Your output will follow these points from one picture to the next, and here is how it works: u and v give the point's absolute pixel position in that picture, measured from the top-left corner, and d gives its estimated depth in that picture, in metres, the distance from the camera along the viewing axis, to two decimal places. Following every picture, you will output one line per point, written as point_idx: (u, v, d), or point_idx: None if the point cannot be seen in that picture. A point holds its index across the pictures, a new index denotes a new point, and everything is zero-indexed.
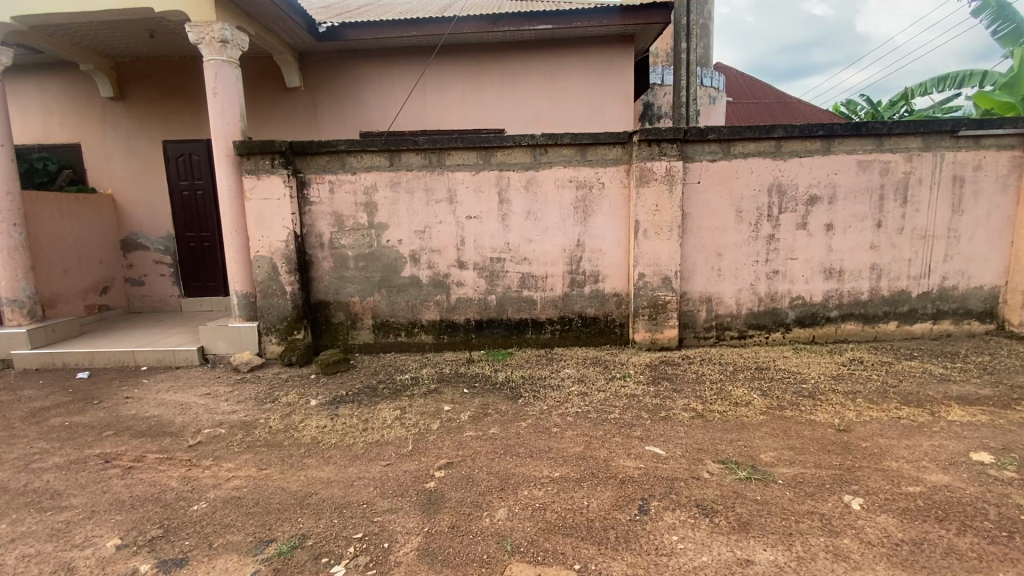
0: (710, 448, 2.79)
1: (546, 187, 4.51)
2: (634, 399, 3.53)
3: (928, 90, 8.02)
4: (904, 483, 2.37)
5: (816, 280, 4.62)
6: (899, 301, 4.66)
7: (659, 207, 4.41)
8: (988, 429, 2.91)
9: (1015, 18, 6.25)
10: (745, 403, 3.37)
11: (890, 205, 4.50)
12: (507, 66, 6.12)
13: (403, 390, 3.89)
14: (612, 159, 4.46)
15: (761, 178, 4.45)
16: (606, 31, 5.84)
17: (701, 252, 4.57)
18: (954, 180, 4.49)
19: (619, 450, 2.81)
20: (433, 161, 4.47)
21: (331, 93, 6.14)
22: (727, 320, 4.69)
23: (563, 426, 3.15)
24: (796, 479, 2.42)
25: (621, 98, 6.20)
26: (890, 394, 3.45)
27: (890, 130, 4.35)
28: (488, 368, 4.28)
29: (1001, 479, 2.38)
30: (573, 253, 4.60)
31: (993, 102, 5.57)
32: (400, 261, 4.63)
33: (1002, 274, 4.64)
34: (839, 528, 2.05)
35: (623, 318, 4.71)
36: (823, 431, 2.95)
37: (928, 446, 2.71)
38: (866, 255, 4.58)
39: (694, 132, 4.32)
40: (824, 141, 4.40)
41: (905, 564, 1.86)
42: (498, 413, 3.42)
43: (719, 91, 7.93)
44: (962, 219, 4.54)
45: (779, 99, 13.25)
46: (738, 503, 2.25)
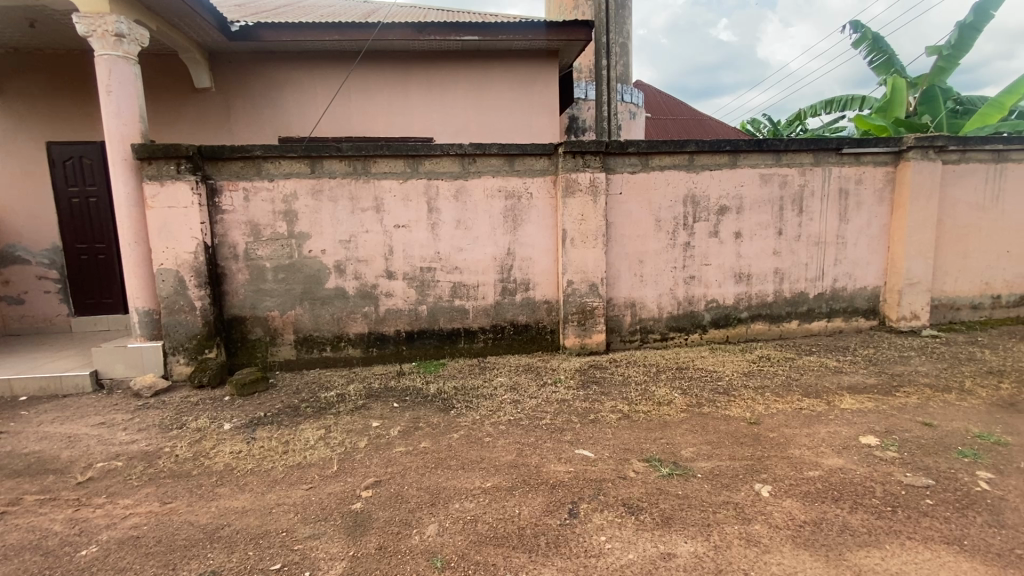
0: (636, 447, 2.89)
1: (475, 196, 4.51)
2: (565, 404, 3.60)
3: (819, 111, 8.93)
4: (806, 469, 2.58)
5: (727, 284, 4.96)
6: (799, 302, 5.12)
7: (585, 217, 4.56)
8: (873, 414, 3.25)
9: (887, 51, 7.13)
10: (668, 403, 3.54)
11: (789, 214, 4.94)
12: (434, 75, 6.09)
13: (328, 408, 3.70)
14: (539, 170, 4.55)
15: (677, 190, 4.73)
16: (532, 44, 5.98)
17: (625, 260, 4.77)
18: (840, 192, 5.01)
19: (550, 455, 2.84)
20: (358, 169, 4.33)
21: (247, 96, 5.81)
22: (651, 323, 4.92)
23: (496, 435, 3.14)
24: (713, 472, 2.56)
25: (547, 111, 6.38)
26: (794, 387, 3.77)
27: (786, 147, 4.79)
28: (420, 380, 4.18)
29: (886, 459, 2.66)
30: (503, 261, 4.63)
31: (870, 124, 6.31)
32: (324, 272, 4.43)
33: (882, 275, 5.22)
34: (752, 515, 2.19)
35: (553, 325, 4.79)
36: (737, 425, 3.15)
37: (826, 433, 2.98)
38: (770, 260, 4.99)
39: (615, 145, 4.52)
40: (731, 155, 4.76)
41: (807, 543, 2.00)
42: (429, 426, 3.35)
43: (638, 107, 8.34)
44: (848, 227, 5.08)
45: (695, 117, 14.12)
46: (661, 499, 2.34)
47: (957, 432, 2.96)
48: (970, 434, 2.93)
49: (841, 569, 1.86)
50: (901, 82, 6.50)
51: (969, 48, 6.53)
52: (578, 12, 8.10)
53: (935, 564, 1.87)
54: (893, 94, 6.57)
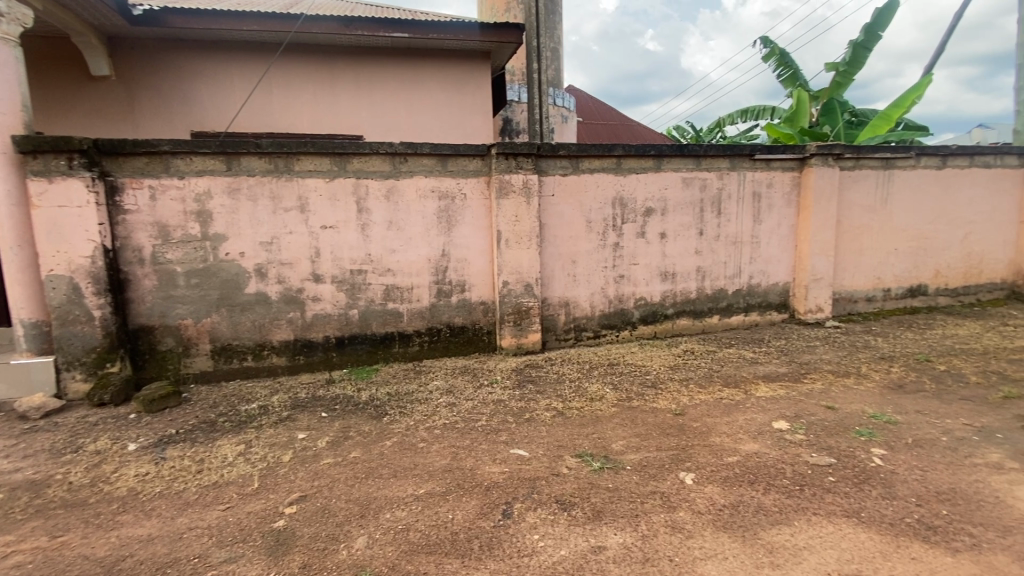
0: (569, 443, 2.93)
1: (406, 196, 4.41)
2: (501, 405, 3.59)
3: (736, 120, 9.56)
4: (725, 455, 2.73)
5: (654, 282, 5.18)
6: (720, 298, 5.44)
7: (519, 218, 4.58)
8: (785, 401, 3.51)
9: (792, 66, 7.76)
10: (600, 398, 3.63)
11: (709, 216, 5.24)
12: (362, 71, 5.90)
13: (248, 422, 3.47)
14: (472, 170, 4.52)
15: (606, 192, 4.87)
16: (463, 44, 5.95)
17: (558, 260, 4.85)
18: (753, 195, 5.37)
19: (484, 457, 2.82)
20: (280, 166, 4.10)
21: (153, 86, 5.35)
22: (584, 322, 5.03)
23: (430, 440, 3.08)
24: (641, 464, 2.65)
25: (480, 112, 6.37)
26: (715, 378, 3.99)
27: (705, 152, 5.07)
28: (351, 387, 4.01)
29: (795, 442, 2.87)
30: (437, 262, 4.56)
31: (779, 132, 6.84)
32: (244, 276, 4.15)
33: (791, 271, 5.65)
34: (676, 503, 2.28)
35: (489, 326, 4.78)
36: (664, 416, 3.28)
37: (743, 420, 3.17)
38: (693, 259, 5.26)
39: (547, 148, 4.58)
40: (656, 159, 4.98)
41: (726, 525, 2.11)
42: (360, 435, 3.22)
43: (570, 110, 8.52)
44: (761, 227, 5.46)
45: (625, 122, 14.66)
46: (592, 493, 2.39)
47: (856, 413, 3.25)
48: (866, 414, 3.23)
49: (756, 547, 1.97)
50: (805, 95, 7.10)
51: (861, 65, 7.23)
52: (509, 15, 8.15)
53: (837, 535, 2.04)
54: (798, 106, 7.16)
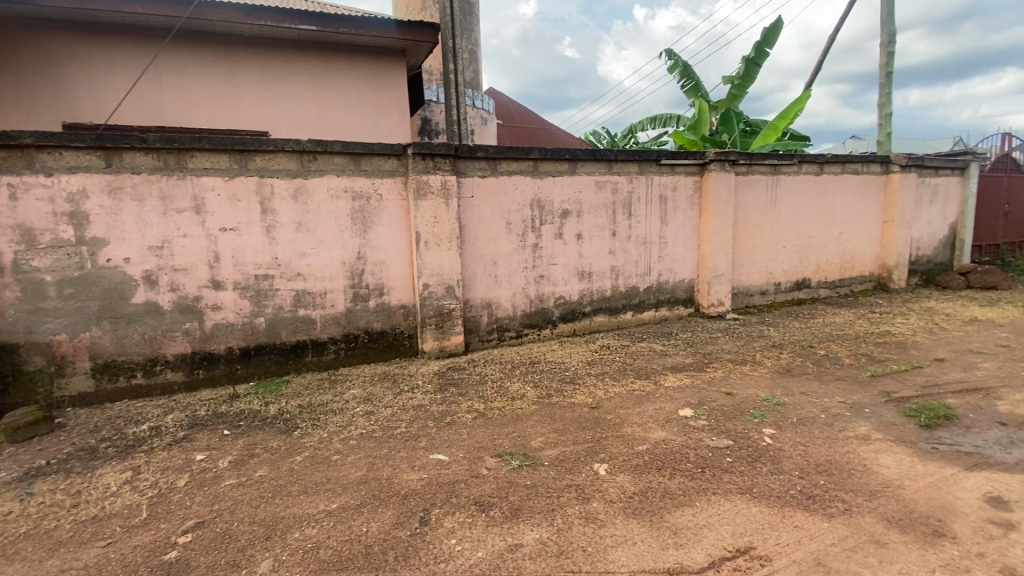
0: (489, 444, 2.94)
1: (317, 197, 4.20)
2: (421, 410, 3.53)
3: (646, 127, 10.11)
4: (636, 444, 2.87)
5: (572, 282, 5.34)
6: (633, 295, 5.72)
7: (438, 219, 4.53)
8: (690, 389, 3.75)
9: (694, 78, 8.35)
10: (521, 397, 3.68)
11: (621, 217, 5.49)
12: (266, 64, 5.55)
13: (137, 446, 3.14)
14: (387, 170, 4.40)
15: (524, 194, 4.95)
16: (377, 41, 5.78)
17: (478, 262, 4.85)
18: (661, 198, 5.71)
19: (403, 464, 2.75)
20: (171, 163, 3.75)
21: (13, 71, 4.70)
22: (506, 322, 5.07)
23: (345, 452, 2.95)
24: (558, 458, 2.72)
25: (396, 111, 6.23)
26: (629, 371, 4.18)
27: (616, 157, 5.31)
28: (258, 401, 3.75)
29: (698, 427, 3.08)
30: (352, 265, 4.38)
31: (684, 139, 7.33)
32: (129, 284, 3.75)
33: (695, 269, 6.07)
34: (591, 494, 2.36)
35: (410, 330, 4.67)
36: (580, 410, 3.39)
37: (653, 410, 3.36)
38: (608, 258, 5.49)
39: (464, 149, 4.57)
40: (571, 163, 5.14)
41: (635, 512, 2.22)
42: (267, 451, 3.02)
43: (489, 113, 8.55)
44: (668, 228, 5.81)
45: (544, 125, 15.00)
46: (510, 492, 2.41)
47: (751, 397, 3.55)
48: (759, 398, 3.54)
49: (662, 530, 2.09)
50: (705, 105, 7.67)
51: (752, 79, 7.93)
52: (425, 14, 8.05)
53: (733, 511, 2.21)
54: (700, 115, 7.73)
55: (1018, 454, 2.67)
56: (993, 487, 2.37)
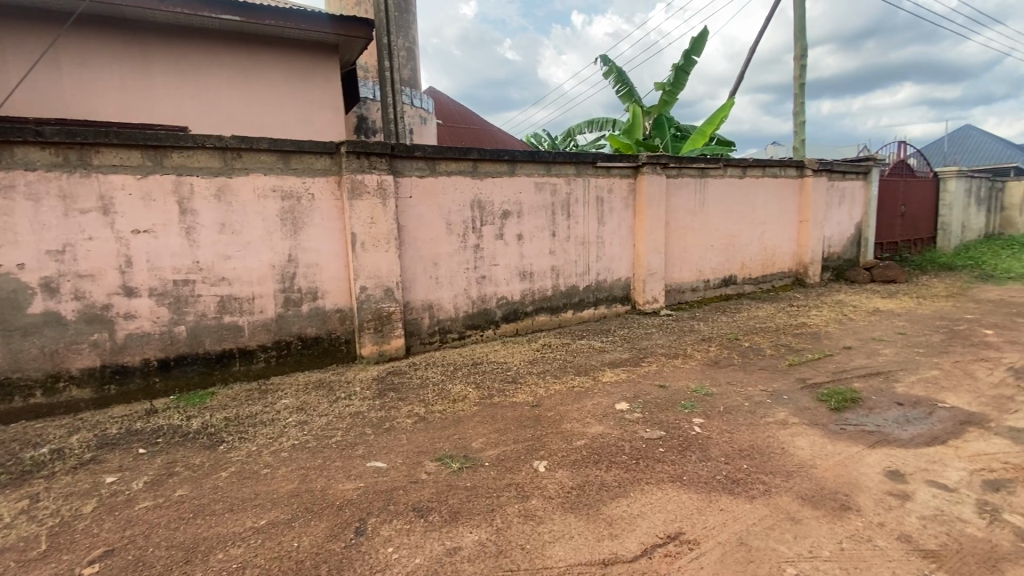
0: (429, 448, 2.90)
1: (242, 196, 3.97)
2: (358, 416, 3.42)
3: (584, 130, 10.36)
4: (575, 439, 2.93)
5: (514, 282, 5.37)
6: (573, 294, 5.84)
7: (374, 220, 4.41)
8: (627, 383, 3.88)
9: (628, 83, 8.65)
10: (462, 398, 3.66)
11: (559, 218, 5.59)
12: (184, 55, 5.18)
13: (34, 471, 2.83)
14: (320, 169, 4.24)
15: (464, 195, 4.92)
16: (306, 34, 5.55)
17: (418, 263, 4.77)
18: (597, 199, 5.87)
19: (338, 474, 2.65)
20: (73, 159, 3.42)
21: None
22: (448, 323, 5.02)
23: (276, 465, 2.81)
24: (498, 458, 2.72)
25: (329, 108, 6.02)
26: (569, 369, 4.26)
27: (554, 158, 5.40)
28: (180, 416, 3.50)
29: (634, 420, 3.18)
30: (283, 269, 4.18)
31: (620, 142, 7.58)
32: (25, 293, 3.38)
33: (631, 268, 6.28)
34: (529, 492, 2.38)
35: (347, 334, 4.52)
36: (522, 409, 3.42)
37: (591, 405, 3.44)
38: (548, 258, 5.57)
39: (401, 149, 4.48)
40: (510, 164, 5.17)
41: (572, 506, 2.26)
42: (189, 469, 2.82)
43: (428, 112, 8.44)
44: (605, 228, 5.98)
45: (485, 126, 15.03)
46: (450, 496, 2.38)
47: (683, 389, 3.72)
48: (690, 389, 3.71)
49: (598, 522, 2.14)
50: (638, 109, 7.97)
51: (682, 86, 8.32)
52: (360, 9, 7.82)
53: (664, 499, 2.30)
54: (634, 119, 8.02)
55: (911, 430, 2.97)
56: (891, 461, 2.61)
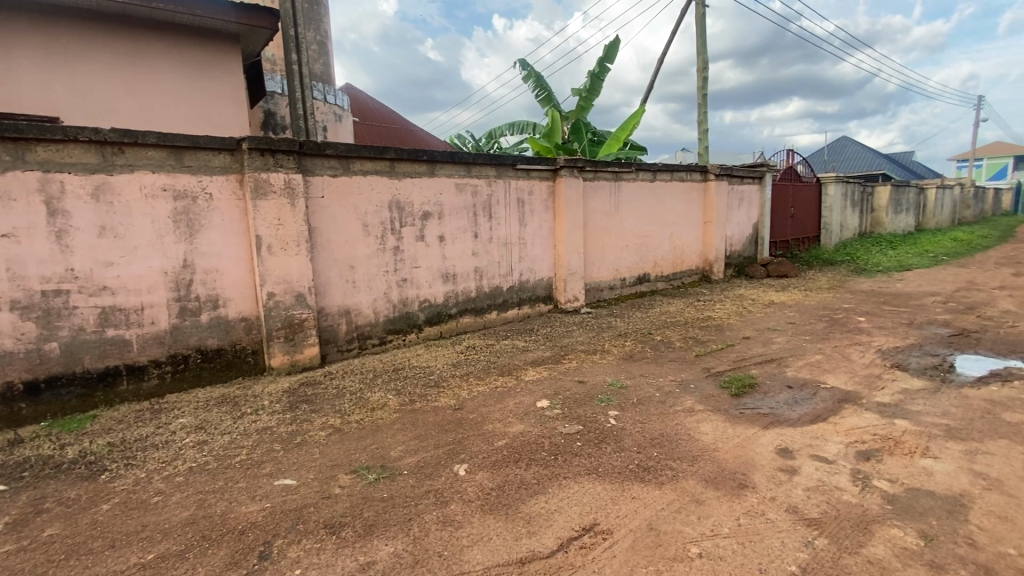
0: (344, 460, 2.77)
1: (126, 195, 3.58)
2: (267, 432, 3.20)
3: (505, 132, 10.46)
4: (496, 439, 2.94)
5: (436, 284, 5.29)
6: (496, 295, 5.86)
7: (282, 222, 4.15)
8: (548, 381, 3.95)
9: (546, 88, 8.85)
10: (382, 406, 3.54)
11: (481, 219, 5.59)
12: (52, 36, 4.60)
13: None
14: (218, 167, 3.92)
15: (381, 195, 4.77)
16: (202, 21, 5.13)
17: (333, 267, 4.56)
18: (518, 200, 5.94)
19: (241, 496, 2.46)
20: None
21: None
22: (367, 329, 4.84)
23: (169, 491, 2.55)
24: (417, 465, 2.66)
25: (231, 101, 5.60)
26: (492, 369, 4.27)
27: (473, 160, 5.39)
28: (52, 445, 3.08)
29: (554, 416, 3.25)
30: (177, 275, 3.82)
31: (540, 146, 7.73)
32: None
33: (552, 268, 6.42)
34: (448, 497, 2.35)
35: (254, 345, 4.22)
36: (443, 413, 3.37)
37: (513, 404, 3.47)
38: (470, 260, 5.54)
39: (310, 146, 4.26)
40: (428, 165, 5.09)
41: (491, 508, 2.25)
42: (62, 504, 2.49)
43: (343, 109, 8.11)
44: (526, 230, 6.07)
45: (406, 126, 14.73)
46: (365, 508, 2.29)
47: (600, 383, 3.86)
48: (607, 383, 3.86)
49: (516, 521, 2.15)
50: (556, 114, 8.17)
51: (597, 92, 8.65)
52: None
53: (580, 492, 2.36)
54: (553, 123, 8.21)
55: (798, 410, 3.28)
56: (782, 440, 2.87)
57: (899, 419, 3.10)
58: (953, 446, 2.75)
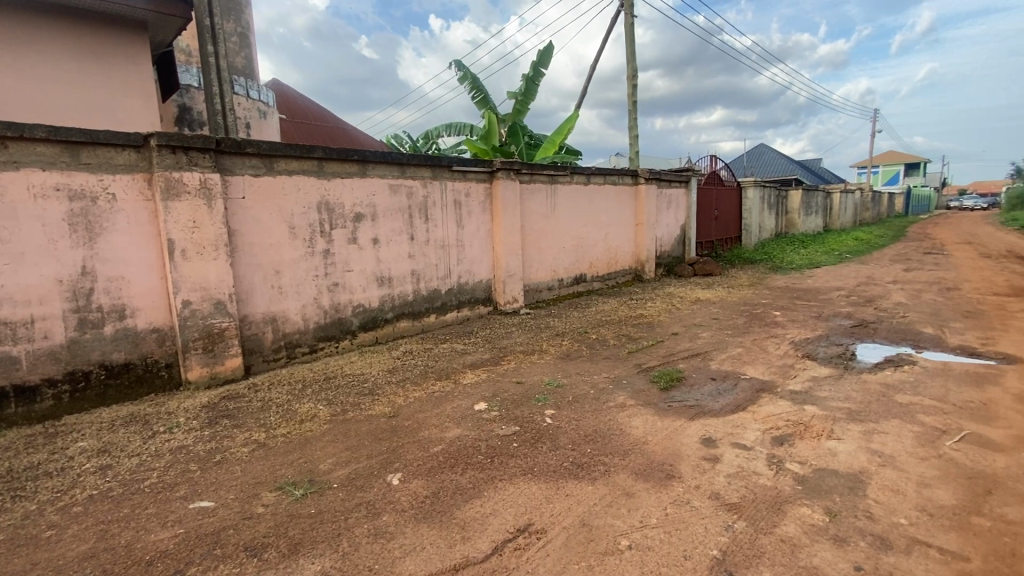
0: (268, 477, 2.62)
1: (11, 196, 3.19)
2: (182, 452, 2.97)
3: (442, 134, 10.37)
4: (432, 446, 2.89)
5: (370, 288, 5.13)
6: (434, 298, 5.78)
7: (198, 224, 3.87)
8: (486, 383, 3.95)
9: (482, 90, 8.85)
10: (311, 418, 3.38)
11: (416, 221, 5.49)
12: None
13: None
14: (123, 165, 3.60)
15: (308, 196, 4.57)
16: (103, 6, 4.70)
17: (257, 272, 4.31)
18: (454, 202, 5.89)
19: (150, 524, 2.26)
20: None
21: None
22: (296, 337, 4.62)
23: (64, 523, 2.30)
24: (348, 478, 2.56)
25: (137, 94, 5.18)
26: (429, 374, 4.20)
27: (407, 161, 5.29)
28: None
29: (491, 418, 3.24)
30: (76, 284, 3.46)
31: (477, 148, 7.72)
32: None
33: (491, 270, 6.43)
34: (380, 508, 2.28)
35: (168, 358, 3.91)
36: (377, 422, 3.27)
37: (450, 408, 3.43)
38: (406, 263, 5.43)
39: (229, 143, 4.00)
40: (360, 165, 4.93)
41: (425, 516, 2.21)
42: None
43: (268, 106, 7.70)
44: (464, 231, 6.03)
45: (338, 124, 14.22)
46: (291, 526, 2.17)
47: (538, 383, 3.90)
48: (544, 383, 3.91)
49: (451, 527, 2.12)
50: (493, 116, 8.19)
51: (533, 96, 8.77)
52: None
53: (515, 493, 2.37)
54: (490, 125, 8.22)
55: (721, 401, 3.48)
56: (706, 430, 3.02)
57: (809, 405, 3.36)
58: (854, 427, 3.02)
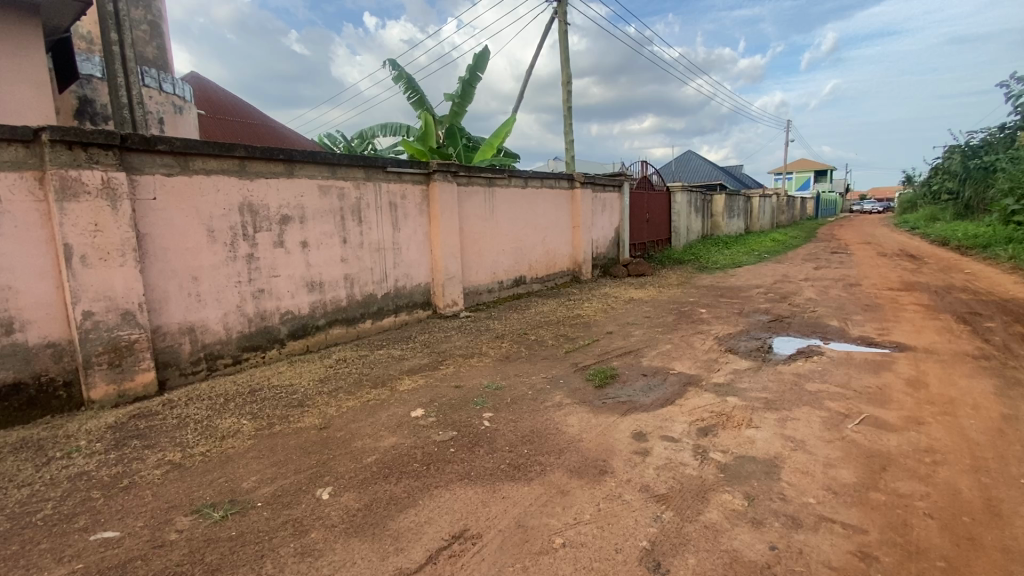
0: (184, 501, 2.43)
1: None
2: (82, 479, 2.69)
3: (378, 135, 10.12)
4: (365, 456, 2.80)
5: (300, 294, 4.91)
6: (369, 303, 5.61)
7: (101, 227, 3.53)
8: (424, 389, 3.88)
9: (418, 91, 8.73)
10: (233, 434, 3.18)
11: (349, 224, 5.31)
12: None
13: None
14: (7, 162, 3.22)
15: (229, 197, 4.30)
16: None
17: (171, 279, 4.00)
18: (389, 204, 5.76)
19: (42, 561, 2.03)
20: None
21: None
22: (218, 348, 4.33)
23: None
24: (273, 496, 2.43)
25: (25, 82, 4.65)
26: (364, 382, 4.07)
27: (338, 161, 5.11)
28: None
29: (428, 425, 3.19)
30: None
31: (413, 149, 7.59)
32: None
33: (429, 273, 6.34)
34: (308, 525, 2.17)
35: (67, 375, 3.53)
36: (307, 434, 3.13)
37: (386, 417, 3.34)
38: (338, 267, 5.24)
39: (136, 140, 3.69)
40: (287, 165, 4.71)
41: (356, 530, 2.13)
42: None
43: (185, 100, 7.18)
44: (400, 234, 5.91)
45: (266, 121, 13.51)
46: (208, 551, 2.03)
47: (477, 386, 3.89)
48: (483, 385, 3.90)
49: (383, 540, 2.06)
50: (429, 117, 8.08)
51: (469, 98, 8.75)
52: None
53: (451, 499, 2.34)
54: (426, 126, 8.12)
55: (652, 396, 3.63)
56: (638, 425, 3.14)
57: (731, 397, 3.58)
58: (770, 416, 3.25)
